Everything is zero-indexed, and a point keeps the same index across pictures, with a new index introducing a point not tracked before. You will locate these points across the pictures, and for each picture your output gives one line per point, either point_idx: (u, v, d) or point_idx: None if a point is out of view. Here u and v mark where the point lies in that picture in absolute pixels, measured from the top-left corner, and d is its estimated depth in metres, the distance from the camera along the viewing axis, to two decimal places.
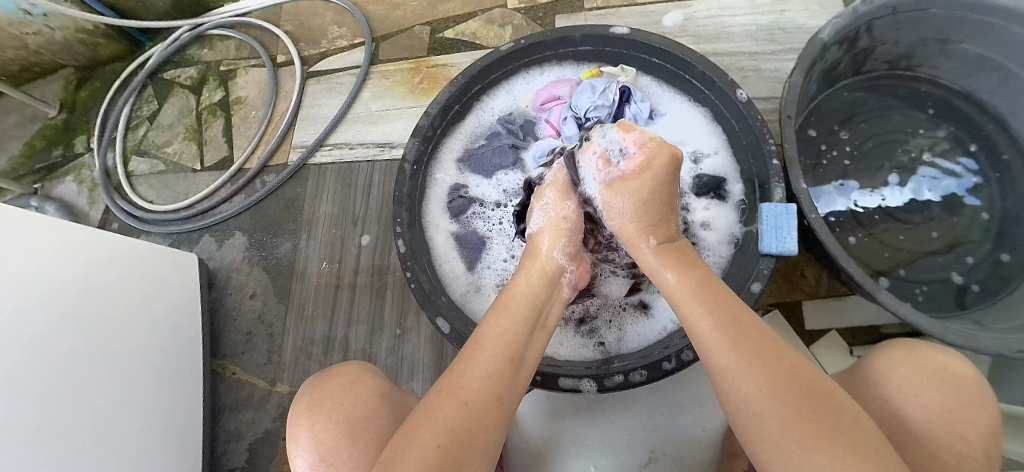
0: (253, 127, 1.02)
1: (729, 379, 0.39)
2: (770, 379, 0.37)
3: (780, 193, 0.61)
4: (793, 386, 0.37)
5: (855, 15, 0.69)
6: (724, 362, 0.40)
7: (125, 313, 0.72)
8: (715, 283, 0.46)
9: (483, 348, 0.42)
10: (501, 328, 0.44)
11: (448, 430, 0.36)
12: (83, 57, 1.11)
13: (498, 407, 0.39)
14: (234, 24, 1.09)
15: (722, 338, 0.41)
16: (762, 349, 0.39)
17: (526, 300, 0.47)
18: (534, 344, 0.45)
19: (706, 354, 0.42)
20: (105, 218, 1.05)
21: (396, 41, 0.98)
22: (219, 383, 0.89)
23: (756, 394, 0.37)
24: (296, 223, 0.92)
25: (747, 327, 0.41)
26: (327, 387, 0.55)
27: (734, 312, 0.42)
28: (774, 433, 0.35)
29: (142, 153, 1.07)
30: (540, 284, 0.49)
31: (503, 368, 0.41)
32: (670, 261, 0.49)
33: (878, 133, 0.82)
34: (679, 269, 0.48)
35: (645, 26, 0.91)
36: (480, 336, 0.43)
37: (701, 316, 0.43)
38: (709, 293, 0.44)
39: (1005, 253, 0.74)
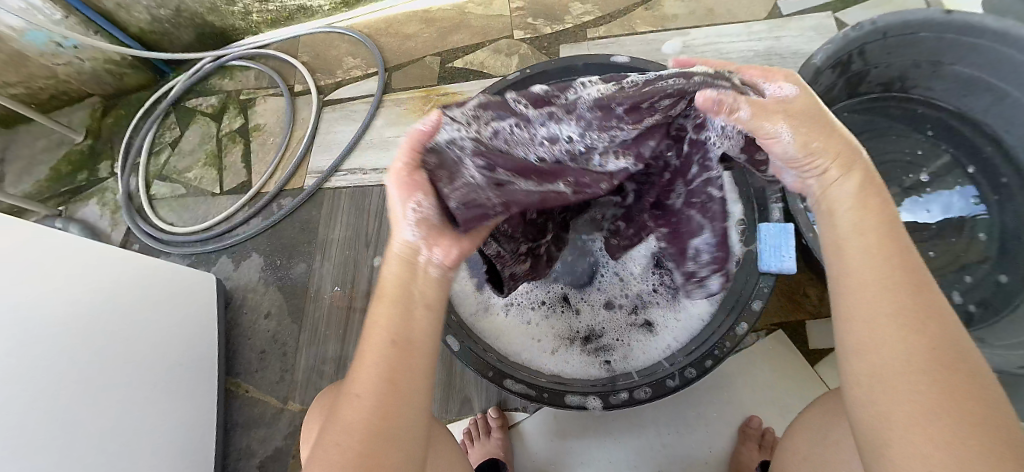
0: (270, 152, 1.06)
1: (879, 345, 0.31)
2: (930, 367, 0.29)
3: (778, 214, 0.64)
4: (952, 371, 0.29)
5: (846, 41, 0.72)
6: (884, 323, 0.31)
7: (141, 325, 0.74)
8: (903, 238, 0.35)
9: (371, 339, 0.36)
10: (390, 310, 0.37)
11: (359, 429, 0.32)
12: (110, 86, 1.18)
13: (396, 392, 0.34)
14: (254, 55, 1.15)
15: (895, 304, 0.31)
16: (932, 332, 0.30)
17: (398, 272, 0.39)
18: (423, 311, 0.37)
19: (865, 307, 0.32)
20: (126, 240, 1.09)
21: (408, 71, 1.03)
22: (233, 402, 0.90)
23: (903, 365, 0.30)
24: (310, 245, 0.95)
25: (922, 293, 0.32)
26: (325, 400, 0.55)
27: (921, 285, 0.32)
28: (906, 403, 0.29)
29: (163, 177, 1.11)
30: (409, 257, 0.39)
31: (387, 356, 0.35)
32: (874, 209, 0.36)
33: (875, 154, 0.85)
34: (880, 214, 0.35)
35: (646, 55, 0.95)
36: (367, 326, 0.37)
37: (878, 269, 0.33)
38: (897, 249, 0.33)
39: (1004, 274, 0.75)
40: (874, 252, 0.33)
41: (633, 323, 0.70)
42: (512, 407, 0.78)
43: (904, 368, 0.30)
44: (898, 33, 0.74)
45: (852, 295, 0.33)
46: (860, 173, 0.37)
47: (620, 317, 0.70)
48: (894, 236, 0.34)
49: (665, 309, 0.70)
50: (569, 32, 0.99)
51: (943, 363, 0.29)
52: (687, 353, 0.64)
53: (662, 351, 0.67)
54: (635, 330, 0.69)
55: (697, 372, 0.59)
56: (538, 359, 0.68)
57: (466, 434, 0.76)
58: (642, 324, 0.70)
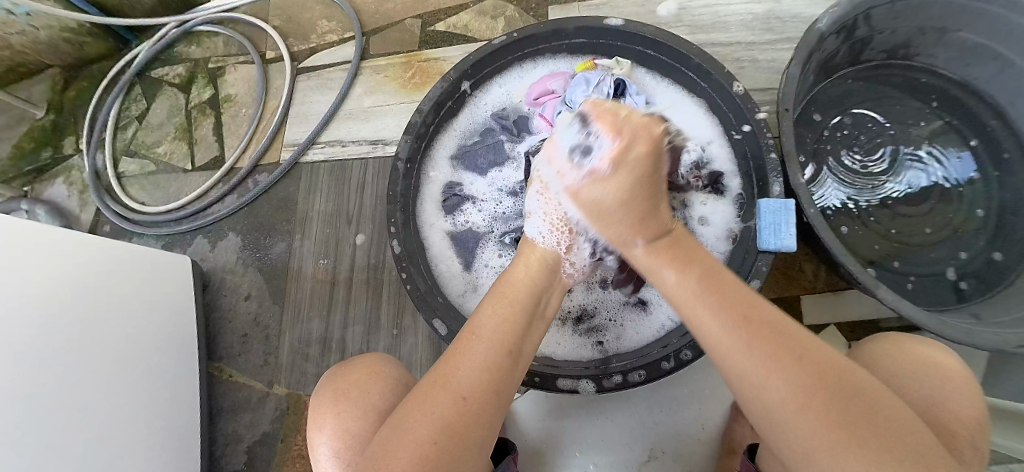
0: (244, 125, 1.00)
1: (748, 379, 0.36)
2: (795, 377, 0.34)
3: (779, 189, 0.60)
4: (819, 382, 0.34)
5: (853, 5, 0.68)
6: (743, 363, 0.36)
7: (119, 316, 0.71)
8: (718, 274, 0.43)
9: (479, 338, 0.41)
10: (498, 318, 0.42)
11: (444, 425, 0.35)
12: (70, 56, 1.09)
13: (497, 397, 0.38)
14: (221, 19, 1.07)
15: (735, 340, 0.37)
16: (777, 346, 0.36)
17: (523, 287, 0.47)
18: (531, 332, 0.44)
19: (717, 355, 0.39)
20: (97, 220, 1.04)
21: (387, 35, 0.97)
22: (217, 386, 0.88)
23: (780, 394, 0.34)
24: (290, 224, 0.91)
25: (755, 315, 0.39)
26: (352, 376, 0.55)
27: (745, 307, 0.39)
28: (804, 429, 0.33)
29: (131, 153, 1.05)
30: (538, 272, 0.49)
31: (500, 360, 0.40)
32: (665, 258, 0.45)
33: (877, 124, 0.81)
34: (678, 266, 0.44)
35: (640, 16, 0.90)
36: (476, 326, 0.42)
37: (709, 316, 0.39)
38: (715, 288, 0.41)
39: (998, 252, 0.73)
40: (693, 306, 0.41)
41: (628, 302, 0.68)
42: None
43: (782, 392, 0.34)
44: None
45: (706, 348, 0.40)
46: (661, 226, 0.47)
47: (613, 296, 0.68)
48: (708, 275, 0.43)
49: None
50: None
51: (803, 369, 0.35)
52: (683, 333, 0.62)
53: (656, 331, 0.65)
54: (629, 309, 0.67)
55: (693, 354, 0.57)
56: None
57: None
58: (636, 303, 0.68)
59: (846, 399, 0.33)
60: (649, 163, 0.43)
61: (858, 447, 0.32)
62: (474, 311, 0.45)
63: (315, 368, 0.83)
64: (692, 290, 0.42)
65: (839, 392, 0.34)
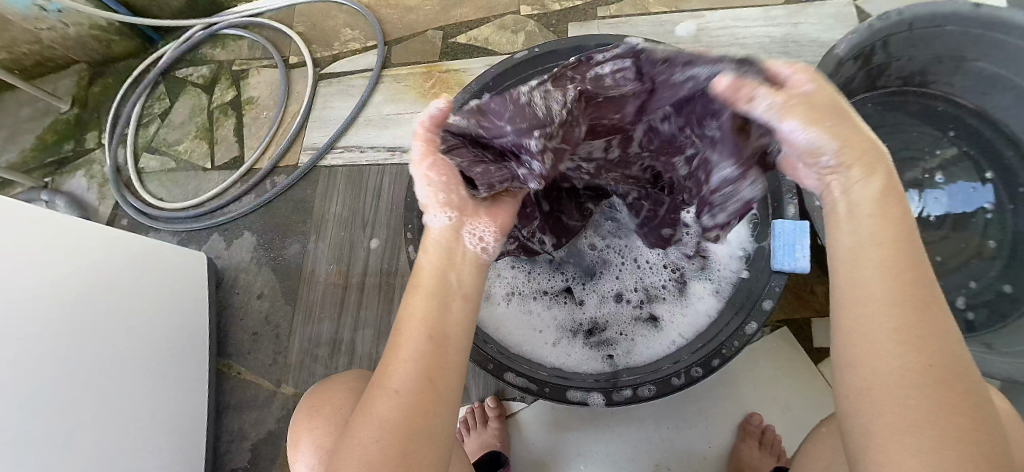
0: (264, 127, 1.02)
1: (866, 347, 0.30)
2: (911, 361, 0.29)
3: (793, 210, 0.60)
4: (939, 375, 0.28)
5: (870, 32, 0.69)
6: (868, 327, 0.30)
7: (130, 308, 0.72)
8: (910, 229, 0.33)
9: (404, 329, 0.36)
10: (425, 304, 0.37)
11: (381, 427, 0.33)
12: (97, 54, 1.12)
13: (430, 389, 0.34)
14: (247, 24, 1.09)
15: (876, 301, 0.31)
16: (919, 324, 0.29)
17: (439, 265, 0.39)
18: (454, 315, 0.37)
19: (847, 310, 0.32)
20: (114, 214, 1.06)
21: (409, 45, 0.99)
22: (224, 383, 0.89)
23: (897, 373, 0.29)
24: (305, 225, 0.92)
25: (917, 286, 0.31)
26: (329, 392, 0.56)
27: (910, 270, 0.31)
28: (896, 410, 0.28)
29: (152, 150, 1.07)
30: (451, 242, 0.40)
31: (425, 350, 0.35)
32: (891, 200, 0.33)
33: (892, 150, 0.82)
34: (885, 200, 0.33)
35: (658, 36, 0.91)
36: (403, 315, 0.37)
37: (868, 263, 0.32)
38: (893, 243, 0.32)
39: (1008, 285, 0.73)
40: (870, 248, 0.32)
41: (639, 317, 0.69)
42: (509, 397, 0.76)
43: (892, 372, 0.29)
44: (925, 24, 0.71)
45: (840, 300, 0.33)
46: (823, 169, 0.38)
47: (625, 311, 0.69)
48: (902, 226, 0.32)
49: (671, 303, 0.68)
50: (578, 10, 0.94)
51: (925, 358, 0.29)
52: (694, 350, 0.62)
53: (667, 347, 0.66)
54: (640, 325, 0.68)
55: (704, 371, 0.58)
56: (537, 351, 0.66)
57: (463, 422, 0.76)
58: (647, 318, 0.68)
59: (960, 401, 0.28)
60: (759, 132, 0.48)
61: (933, 442, 0.27)
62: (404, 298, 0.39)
63: (323, 368, 0.84)
64: (882, 232, 0.32)
65: (960, 394, 0.28)
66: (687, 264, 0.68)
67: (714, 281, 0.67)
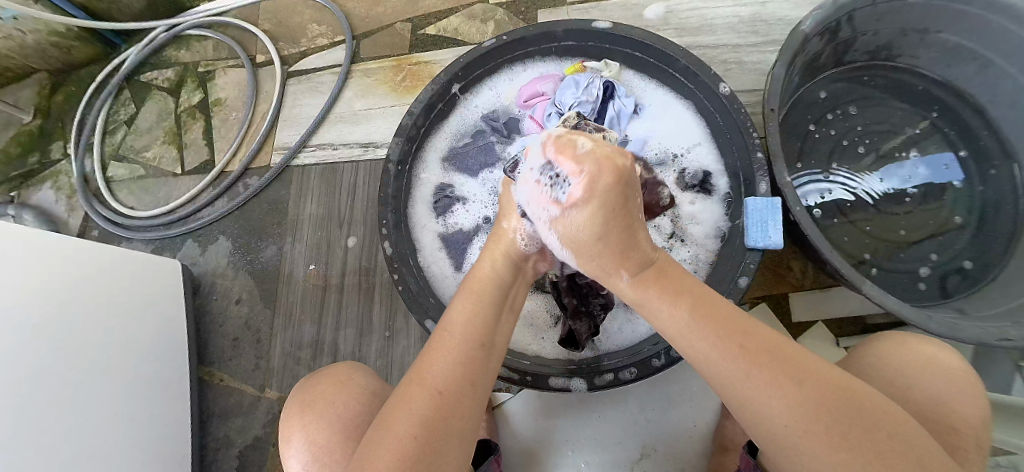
0: (233, 129, 1.00)
1: (750, 404, 0.35)
2: (794, 405, 0.33)
3: (766, 187, 0.62)
4: (821, 409, 0.33)
5: (835, 7, 0.69)
6: (743, 393, 0.35)
7: (105, 318, 0.70)
8: (721, 304, 0.39)
9: (451, 336, 0.41)
10: (474, 310, 0.42)
11: (423, 420, 0.36)
12: (57, 61, 1.08)
13: (471, 392, 0.38)
14: (211, 23, 1.06)
15: (737, 370, 0.35)
16: (778, 375, 0.34)
17: (490, 281, 0.45)
18: (504, 329, 0.44)
19: (715, 380, 0.37)
20: (85, 226, 1.03)
21: (377, 39, 0.97)
22: (207, 390, 0.87)
23: (782, 417, 0.33)
24: (281, 227, 0.91)
25: (757, 342, 0.36)
26: (318, 387, 0.54)
27: (743, 332, 0.37)
28: (798, 444, 0.33)
29: (120, 158, 1.04)
30: (506, 266, 0.46)
31: (472, 355, 0.39)
32: (654, 290, 0.40)
33: (865, 122, 0.83)
34: (668, 294, 0.39)
35: (627, 20, 0.91)
36: (448, 323, 0.42)
37: (707, 345, 0.37)
38: (710, 318, 0.37)
39: (972, 257, 0.75)
40: (691, 337, 0.38)
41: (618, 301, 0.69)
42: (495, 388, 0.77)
43: (778, 410, 0.34)
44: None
45: (705, 373, 0.38)
46: (646, 258, 0.40)
47: None
48: (705, 299, 0.39)
49: None
50: None
51: (807, 398, 0.33)
52: None
53: (646, 329, 0.67)
54: (619, 309, 0.68)
55: (683, 351, 0.59)
56: (519, 340, 0.67)
57: None
58: (627, 302, 0.68)
59: (844, 414, 0.33)
60: (620, 192, 0.35)
61: (833, 446, 0.32)
62: (447, 307, 0.44)
63: (306, 370, 0.83)
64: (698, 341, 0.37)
65: (846, 411, 0.33)
66: (666, 247, 0.70)
67: (691, 260, 0.69)
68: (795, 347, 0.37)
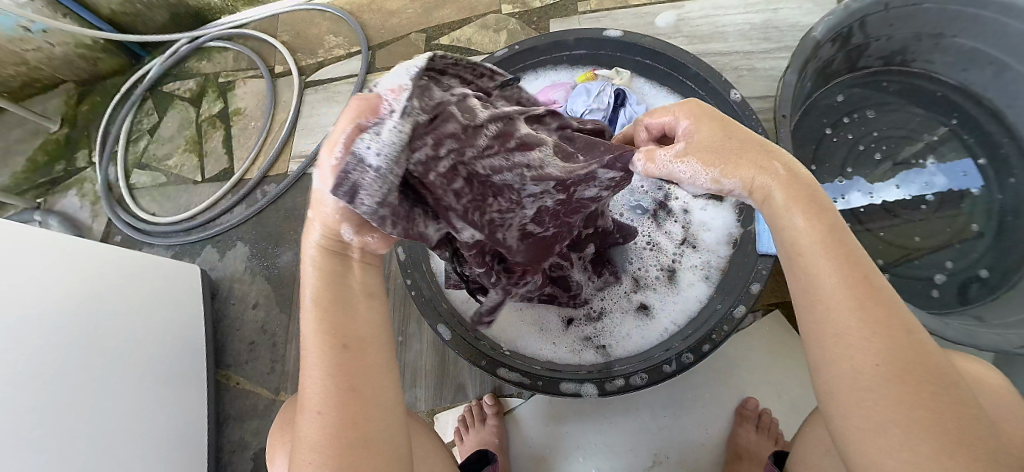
0: (252, 137, 1.03)
1: (844, 343, 0.30)
2: (888, 355, 0.29)
3: None
4: (914, 370, 0.29)
5: (847, 13, 0.70)
6: (845, 324, 0.30)
7: (126, 319, 0.72)
8: (848, 241, 0.33)
9: (309, 349, 0.35)
10: (319, 320, 0.35)
11: (315, 447, 0.33)
12: (84, 72, 1.12)
13: (355, 398, 0.34)
14: (232, 35, 1.10)
15: (846, 298, 0.31)
16: (885, 319, 0.30)
17: (325, 279, 0.35)
18: (362, 311, 0.36)
19: (816, 306, 0.32)
20: (108, 231, 1.06)
21: (392, 49, 0.99)
22: (223, 393, 0.89)
23: (876, 364, 0.29)
24: (297, 232, 0.93)
25: (872, 284, 0.31)
26: (297, 400, 0.55)
27: (861, 269, 0.32)
28: (875, 404, 0.29)
29: (143, 165, 1.07)
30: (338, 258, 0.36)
31: (334, 363, 0.34)
32: (800, 199, 0.34)
33: (880, 127, 0.83)
34: (809, 209, 0.34)
35: (639, 28, 0.92)
36: (304, 336, 0.36)
37: (823, 265, 0.32)
38: (839, 245, 0.33)
39: (993, 263, 0.73)
40: (814, 253, 0.33)
41: (628, 308, 0.69)
42: (507, 393, 0.77)
43: (871, 358, 0.29)
44: (901, 3, 0.72)
45: (804, 297, 0.33)
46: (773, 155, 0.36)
47: (616, 301, 0.69)
48: (839, 231, 0.33)
49: (661, 292, 0.69)
50: (559, 6, 0.95)
51: (903, 354, 0.29)
52: (684, 336, 0.63)
53: (658, 336, 0.67)
54: (630, 316, 0.68)
55: (695, 357, 0.59)
56: (530, 345, 0.67)
57: (460, 422, 0.76)
58: (638, 308, 0.69)
59: (938, 388, 0.28)
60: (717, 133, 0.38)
61: (917, 414, 0.28)
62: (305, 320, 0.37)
63: None
64: (819, 249, 0.33)
65: (939, 385, 0.29)
66: (677, 253, 0.70)
67: (703, 266, 0.69)
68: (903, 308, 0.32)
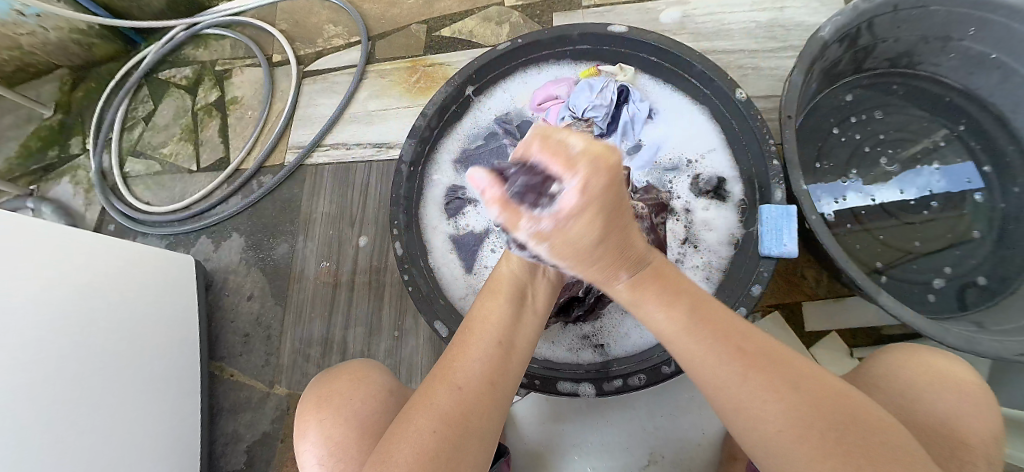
0: (249, 127, 1.01)
1: (742, 408, 0.36)
2: (781, 403, 0.34)
3: (781, 194, 0.61)
4: (812, 408, 0.34)
5: (855, 13, 0.69)
6: (732, 393, 0.36)
7: (118, 310, 0.71)
8: (710, 303, 0.41)
9: (474, 334, 0.42)
10: (497, 309, 0.44)
11: (444, 415, 0.36)
12: (78, 57, 1.10)
13: (492, 390, 0.39)
14: (229, 23, 1.08)
15: (725, 369, 0.37)
16: (766, 372, 0.36)
17: (511, 282, 0.46)
18: (524, 328, 0.44)
19: (699, 376, 0.39)
20: (101, 220, 1.04)
21: (393, 40, 0.98)
22: (217, 385, 0.88)
23: (771, 417, 0.34)
24: (294, 224, 0.91)
25: (739, 339, 0.38)
26: (336, 384, 0.54)
27: (732, 335, 0.39)
28: (792, 452, 0.33)
29: (137, 154, 1.06)
30: (521, 267, 0.46)
31: (492, 353, 0.41)
32: (650, 291, 0.41)
33: (883, 129, 0.82)
34: (664, 301, 0.41)
35: (643, 23, 0.91)
36: (470, 322, 0.44)
37: (693, 344, 0.39)
38: (706, 320, 0.40)
39: (991, 270, 0.73)
40: (685, 340, 0.39)
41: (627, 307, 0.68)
42: None
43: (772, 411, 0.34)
44: (909, 6, 0.71)
45: (692, 375, 0.40)
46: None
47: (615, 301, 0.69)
48: (691, 301, 0.41)
49: None
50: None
51: (794, 399, 0.34)
52: None
53: None
54: (629, 315, 0.68)
55: None
56: None
57: None
58: None
59: (840, 421, 0.33)
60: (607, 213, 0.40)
61: (822, 453, 0.32)
62: (470, 307, 0.46)
63: (315, 368, 0.83)
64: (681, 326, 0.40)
65: (839, 418, 0.33)
66: (679, 253, 0.70)
67: (704, 266, 0.68)
68: (789, 354, 0.38)
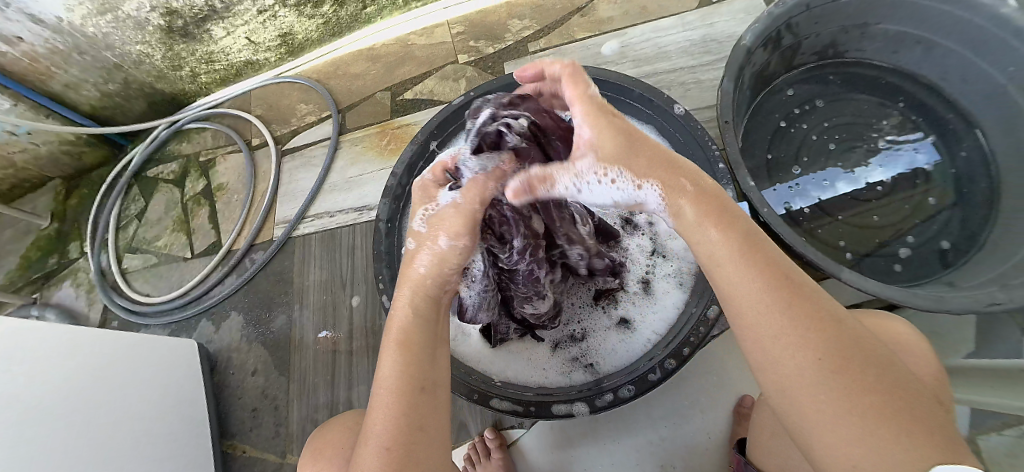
0: (236, 210, 1.07)
1: (779, 349, 0.33)
2: (826, 348, 0.32)
3: (731, 194, 0.68)
4: (848, 356, 0.31)
5: (771, 19, 0.75)
6: (777, 328, 0.33)
7: (125, 401, 0.73)
8: (757, 241, 0.37)
9: (385, 385, 0.39)
10: (404, 362, 0.40)
11: None
12: (70, 167, 1.17)
13: (422, 439, 0.38)
14: (208, 115, 1.15)
15: (770, 303, 0.34)
16: (814, 315, 0.33)
17: (421, 314, 0.42)
18: (439, 358, 0.42)
19: (745, 318, 0.35)
20: (104, 318, 1.08)
21: (361, 109, 1.05)
22: (231, 465, 0.89)
23: (813, 361, 0.32)
24: (288, 295, 0.95)
25: (785, 280, 0.35)
26: (329, 436, 0.57)
27: (778, 269, 0.35)
28: (827, 402, 0.31)
29: (134, 249, 1.11)
30: (431, 296, 0.43)
31: (409, 400, 0.38)
32: (709, 214, 0.38)
33: (828, 115, 0.88)
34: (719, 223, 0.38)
35: (588, 59, 0.99)
36: (381, 374, 0.40)
37: (744, 277, 0.35)
38: (751, 254, 0.36)
39: (955, 230, 0.78)
40: (733, 266, 0.36)
41: (610, 324, 0.72)
42: (508, 425, 0.79)
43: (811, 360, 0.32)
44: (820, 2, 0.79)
45: (733, 309, 0.36)
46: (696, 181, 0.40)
47: (598, 322, 0.72)
48: (750, 234, 0.37)
49: (639, 304, 0.72)
50: (512, 49, 1.02)
51: (837, 343, 0.32)
52: (666, 343, 0.66)
53: (642, 346, 0.69)
54: (613, 331, 0.71)
55: (676, 362, 0.62)
56: (520, 371, 0.70)
57: (467, 460, 0.77)
58: (620, 323, 0.71)
59: (875, 369, 0.31)
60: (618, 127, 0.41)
61: (869, 410, 0.30)
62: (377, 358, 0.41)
63: None
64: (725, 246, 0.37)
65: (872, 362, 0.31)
66: (649, 264, 0.74)
67: (675, 273, 0.72)
68: (822, 294, 0.36)
